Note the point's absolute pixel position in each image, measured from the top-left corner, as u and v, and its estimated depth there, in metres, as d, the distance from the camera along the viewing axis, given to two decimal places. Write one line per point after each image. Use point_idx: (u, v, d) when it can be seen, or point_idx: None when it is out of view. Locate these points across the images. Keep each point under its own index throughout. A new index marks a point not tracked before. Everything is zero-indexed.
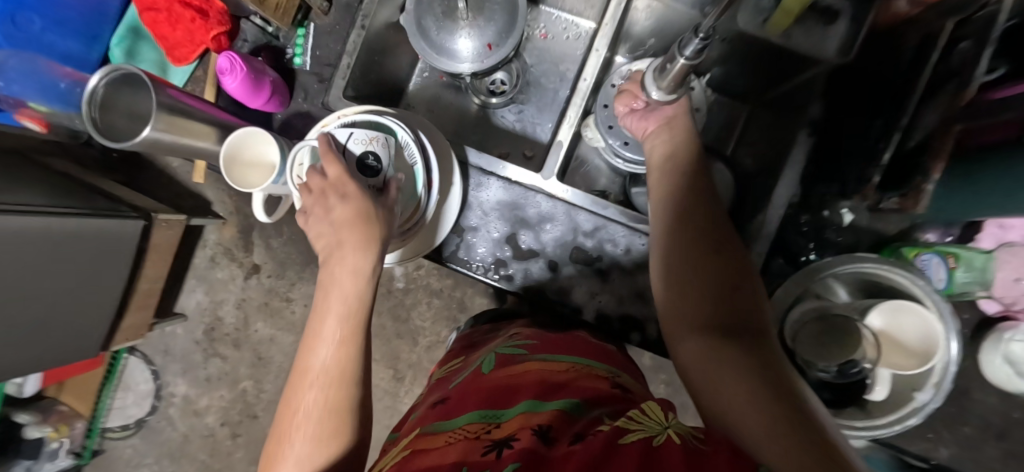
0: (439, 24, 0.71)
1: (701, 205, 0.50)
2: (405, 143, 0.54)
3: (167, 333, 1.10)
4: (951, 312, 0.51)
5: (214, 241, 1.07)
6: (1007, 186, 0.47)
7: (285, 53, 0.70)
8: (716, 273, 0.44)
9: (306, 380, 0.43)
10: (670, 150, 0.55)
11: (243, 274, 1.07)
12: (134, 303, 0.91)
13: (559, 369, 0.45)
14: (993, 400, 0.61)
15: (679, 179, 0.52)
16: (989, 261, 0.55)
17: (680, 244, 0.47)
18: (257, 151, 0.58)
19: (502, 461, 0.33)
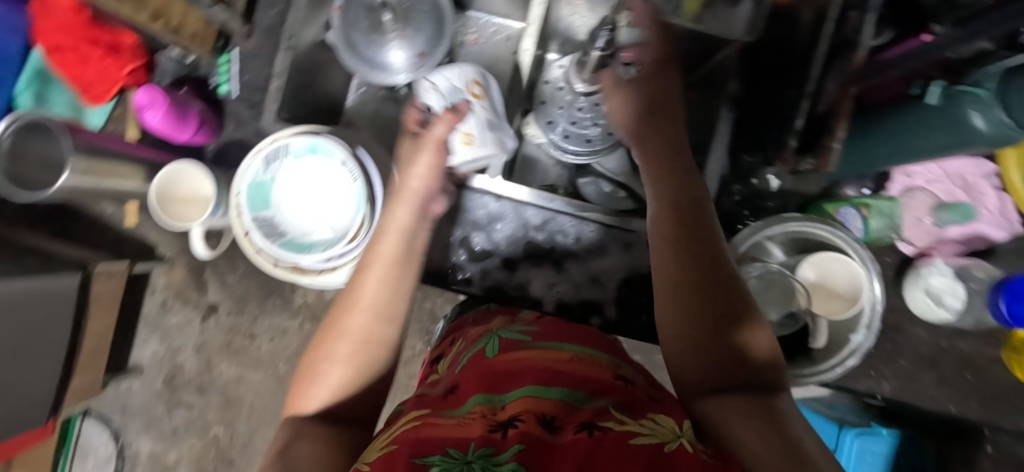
0: (367, 38, 0.72)
1: (694, 216, 0.45)
2: (343, 160, 0.56)
3: (124, 389, 1.04)
4: (870, 257, 0.56)
5: (164, 285, 1.03)
6: (900, 139, 0.51)
7: (210, 82, 0.68)
8: (722, 304, 0.39)
9: (319, 358, 0.43)
10: (648, 151, 0.52)
11: (200, 316, 1.03)
12: (81, 362, 0.86)
13: (564, 360, 0.46)
14: (923, 332, 0.67)
15: (671, 190, 0.47)
16: (894, 206, 0.63)
17: (676, 269, 0.42)
18: (190, 186, 0.59)
19: (506, 440, 0.34)
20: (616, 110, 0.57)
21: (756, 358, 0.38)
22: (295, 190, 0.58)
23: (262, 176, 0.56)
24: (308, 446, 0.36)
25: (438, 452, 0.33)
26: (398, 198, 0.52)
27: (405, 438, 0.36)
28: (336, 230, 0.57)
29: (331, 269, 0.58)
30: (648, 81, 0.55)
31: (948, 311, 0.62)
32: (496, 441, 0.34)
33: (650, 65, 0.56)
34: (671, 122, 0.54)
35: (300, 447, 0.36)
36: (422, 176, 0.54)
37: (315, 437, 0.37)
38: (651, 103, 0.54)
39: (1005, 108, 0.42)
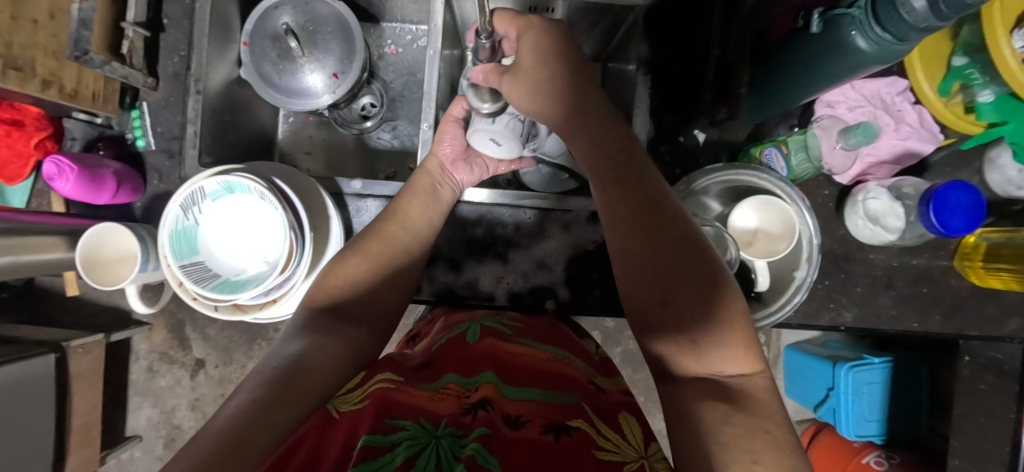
0: (278, 67, 0.72)
1: (648, 198, 0.42)
2: (261, 193, 0.55)
3: (127, 460, 1.04)
4: (797, 194, 0.57)
5: (146, 349, 1.02)
6: (797, 78, 0.51)
7: (126, 138, 0.68)
8: (691, 292, 0.37)
9: (337, 272, 0.48)
10: (573, 135, 0.46)
11: (189, 374, 1.03)
12: (73, 443, 0.86)
13: (541, 357, 0.44)
14: (873, 256, 0.67)
15: (615, 168, 0.44)
16: (806, 137, 0.61)
17: (639, 261, 0.40)
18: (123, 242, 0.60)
19: (473, 419, 0.33)
20: (518, 104, 0.46)
21: (732, 346, 0.36)
22: (224, 231, 0.57)
23: (183, 223, 0.54)
24: (319, 346, 0.40)
25: (410, 417, 0.32)
26: (428, 162, 0.58)
27: (379, 396, 0.35)
28: (271, 263, 0.57)
29: (272, 303, 0.57)
30: (540, 54, 0.44)
31: (888, 232, 0.63)
32: (462, 423, 0.32)
33: (532, 41, 0.45)
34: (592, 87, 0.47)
35: (309, 343, 0.40)
36: (446, 140, 0.58)
37: (325, 341, 0.41)
38: (560, 82, 0.45)
39: (881, 25, 0.42)
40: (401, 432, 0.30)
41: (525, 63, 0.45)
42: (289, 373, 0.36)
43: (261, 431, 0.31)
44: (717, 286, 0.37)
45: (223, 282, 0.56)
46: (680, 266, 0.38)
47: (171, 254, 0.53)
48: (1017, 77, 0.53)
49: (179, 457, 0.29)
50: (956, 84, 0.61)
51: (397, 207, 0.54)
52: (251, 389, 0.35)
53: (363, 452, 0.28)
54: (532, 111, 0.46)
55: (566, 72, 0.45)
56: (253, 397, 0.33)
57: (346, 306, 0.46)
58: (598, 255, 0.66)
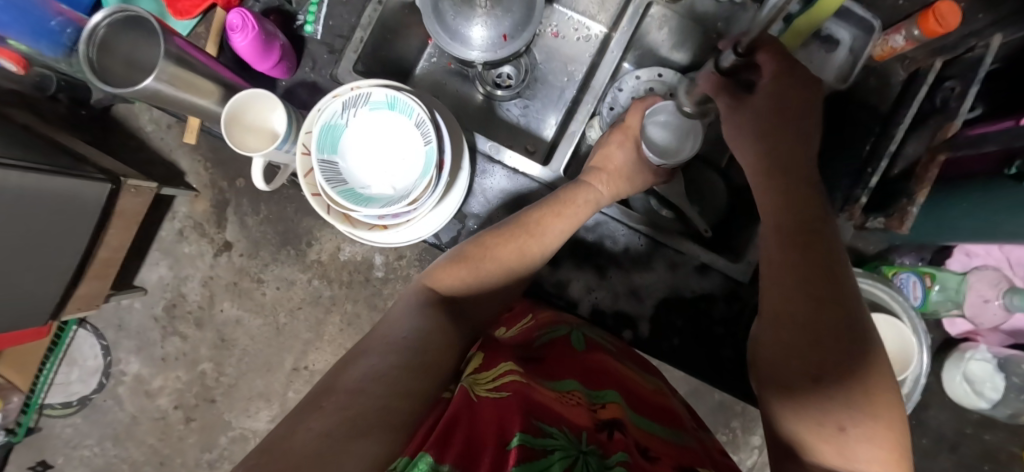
0: (455, 9, 0.72)
1: (823, 275, 0.40)
2: (419, 121, 0.55)
3: (124, 307, 1.05)
4: (922, 327, 0.56)
5: (184, 214, 1.03)
6: (993, 215, 0.50)
7: (296, 19, 0.68)
8: (849, 386, 0.37)
9: (477, 260, 0.50)
10: (772, 185, 0.45)
11: (213, 251, 1.03)
12: (92, 274, 0.86)
13: (648, 389, 0.45)
14: (948, 415, 0.65)
15: (798, 237, 0.42)
16: (962, 282, 0.60)
17: (798, 334, 0.39)
18: (270, 103, 0.59)
19: (613, 440, 0.33)
20: (738, 129, 0.48)
21: (881, 449, 0.36)
22: (364, 142, 0.57)
23: (337, 120, 0.55)
24: (442, 325, 0.43)
25: (555, 424, 0.32)
26: (579, 191, 0.58)
27: (519, 390, 0.35)
28: (398, 191, 0.57)
29: (381, 228, 0.58)
30: (772, 103, 0.46)
31: (983, 399, 0.61)
32: (602, 442, 0.32)
33: (777, 80, 0.46)
34: (797, 140, 0.45)
35: (426, 322, 0.42)
36: (597, 180, 0.62)
37: (446, 320, 0.44)
38: (765, 126, 0.46)
39: None
40: (549, 439, 0.29)
41: (755, 100, 0.47)
42: (416, 350, 0.38)
43: (404, 400, 0.34)
44: (875, 380, 0.37)
45: (348, 190, 0.56)
46: (839, 357, 0.38)
47: (315, 145, 0.54)
48: None
49: (325, 409, 0.31)
50: None
51: (537, 219, 0.53)
52: (384, 353, 0.37)
53: (520, 450, 0.28)
54: (739, 142, 0.49)
55: (795, 108, 0.46)
56: (387, 365, 0.36)
57: (460, 297, 0.48)
58: (690, 305, 0.65)
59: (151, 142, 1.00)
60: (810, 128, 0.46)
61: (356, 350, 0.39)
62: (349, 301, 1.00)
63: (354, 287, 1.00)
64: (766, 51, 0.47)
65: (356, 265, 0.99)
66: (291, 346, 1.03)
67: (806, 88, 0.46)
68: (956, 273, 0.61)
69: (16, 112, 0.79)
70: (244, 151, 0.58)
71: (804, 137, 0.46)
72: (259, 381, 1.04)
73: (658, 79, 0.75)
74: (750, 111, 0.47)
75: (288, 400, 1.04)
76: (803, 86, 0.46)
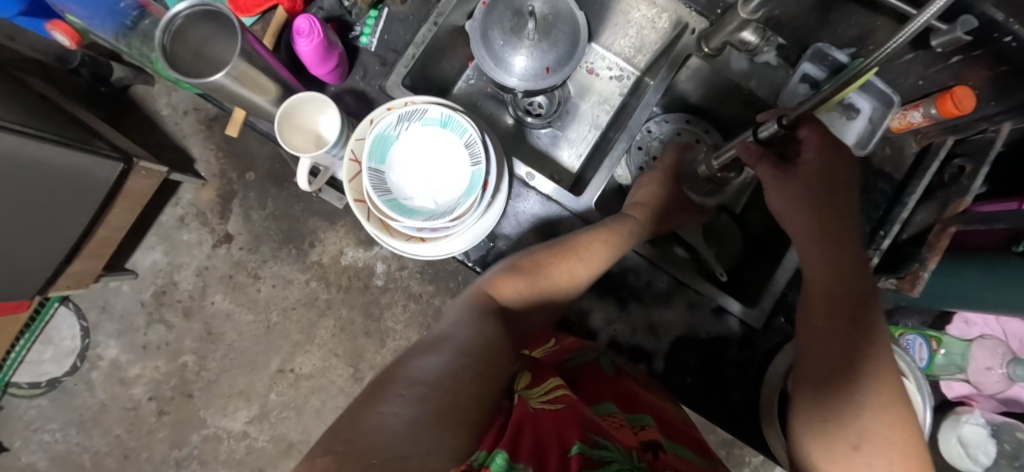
0: (504, 37, 0.75)
1: (862, 331, 0.43)
2: (470, 141, 0.57)
3: (111, 289, 1.03)
4: (927, 388, 0.58)
5: (188, 200, 1.03)
6: (1001, 278, 0.53)
7: (353, 30, 0.70)
8: (886, 443, 0.39)
9: (533, 276, 0.53)
10: (811, 247, 0.47)
11: (212, 242, 1.02)
12: (88, 252, 0.84)
13: (681, 420, 0.46)
14: None
15: (841, 301, 0.44)
16: (967, 349, 0.64)
17: (831, 396, 0.41)
18: (323, 108, 0.61)
19: (661, 458, 0.33)
20: (781, 197, 0.49)
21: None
22: (413, 154, 0.59)
23: (390, 130, 0.56)
24: (498, 329, 0.45)
25: (608, 438, 0.32)
26: (621, 226, 0.61)
27: (572, 404, 0.36)
28: (440, 206, 0.58)
29: (418, 240, 0.58)
30: (820, 175, 0.48)
31: (974, 462, 0.63)
32: (651, 461, 0.32)
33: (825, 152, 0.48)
34: (841, 204, 0.47)
35: (482, 329, 0.43)
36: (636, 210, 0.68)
37: (493, 325, 0.45)
38: (815, 196, 0.47)
39: None
40: (607, 451, 0.30)
41: (803, 171, 0.48)
42: (475, 355, 0.39)
43: (469, 399, 0.34)
44: (908, 440, 0.39)
45: (392, 201, 0.57)
46: (877, 415, 0.39)
47: (369, 151, 0.54)
48: None
49: (401, 394, 0.32)
50: None
51: (584, 245, 0.56)
52: (447, 355, 0.38)
53: (579, 458, 0.29)
54: (781, 205, 0.49)
55: (839, 179, 0.48)
56: (450, 364, 0.37)
57: (515, 309, 0.51)
58: (705, 346, 0.67)
59: (166, 126, 1.00)
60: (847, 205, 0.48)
61: (416, 351, 0.40)
62: (345, 306, 0.99)
63: (353, 292, 0.99)
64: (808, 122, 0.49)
65: (356, 271, 0.98)
66: (279, 347, 1.01)
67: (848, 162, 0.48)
68: (962, 340, 0.64)
69: (44, 82, 0.79)
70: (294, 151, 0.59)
71: (844, 211, 0.48)
72: (242, 379, 1.02)
73: (686, 126, 0.80)
74: (797, 182, 0.48)
75: (268, 402, 1.01)
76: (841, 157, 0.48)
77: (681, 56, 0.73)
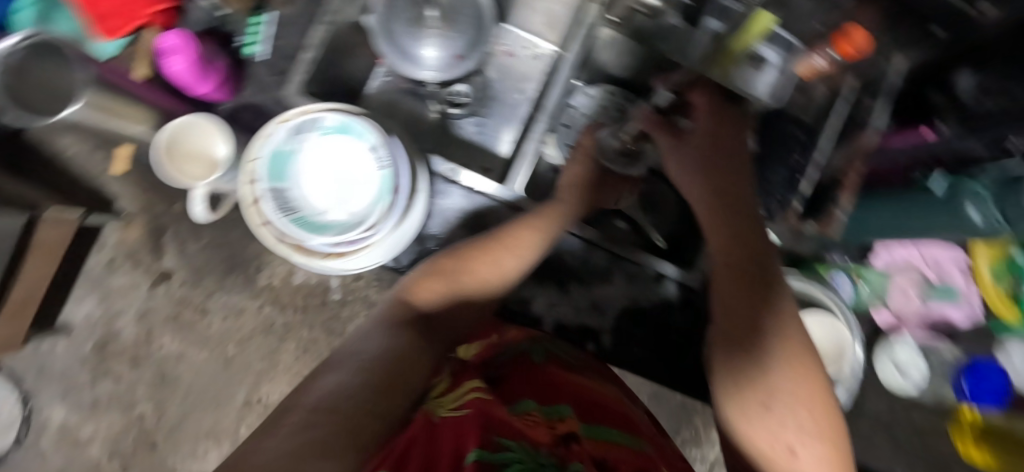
0: (407, 30, 0.72)
1: (766, 294, 0.44)
2: (373, 145, 0.54)
3: (46, 349, 0.96)
4: (855, 322, 0.61)
5: (114, 243, 0.95)
6: (902, 209, 0.58)
7: (235, 41, 0.65)
8: (799, 402, 0.39)
9: (449, 276, 0.50)
10: (712, 217, 0.50)
11: (148, 282, 0.95)
12: (4, 316, 0.77)
13: (616, 398, 0.46)
14: (881, 399, 0.71)
15: (741, 270, 0.46)
16: (885, 280, 0.69)
17: (744, 358, 0.42)
18: (214, 131, 0.58)
19: (572, 451, 0.33)
20: (679, 165, 0.55)
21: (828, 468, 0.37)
22: (316, 164, 0.57)
23: (284, 146, 0.53)
24: (412, 340, 0.43)
25: (515, 438, 0.32)
26: (544, 214, 0.58)
27: (480, 407, 0.35)
28: (353, 215, 0.56)
29: (336, 256, 0.55)
30: (708, 139, 0.54)
31: (909, 383, 0.69)
32: (560, 456, 0.32)
33: (711, 119, 0.55)
34: (735, 171, 0.52)
35: (393, 341, 0.42)
36: (574, 186, 0.62)
37: (410, 336, 0.43)
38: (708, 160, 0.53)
39: (1000, 205, 0.49)
40: (508, 452, 0.30)
41: (694, 138, 0.54)
42: (384, 369, 0.38)
43: (367, 417, 0.33)
44: (816, 395, 0.40)
45: (302, 218, 0.55)
46: (787, 372, 0.40)
47: (262, 171, 0.52)
48: None
49: (284, 427, 0.30)
50: (1011, 274, 0.63)
51: (512, 236, 0.54)
52: (352, 372, 0.37)
53: (476, 465, 0.29)
54: (683, 175, 0.54)
55: (730, 145, 0.53)
56: (354, 381, 0.36)
57: (435, 312, 0.48)
58: (651, 316, 0.67)
59: (74, 166, 0.92)
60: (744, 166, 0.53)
61: (323, 370, 0.38)
62: (304, 327, 0.96)
63: (311, 312, 0.96)
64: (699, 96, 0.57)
65: (312, 289, 0.95)
66: (242, 379, 0.96)
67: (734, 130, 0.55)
68: (880, 272, 0.69)
69: None
70: (186, 181, 0.56)
71: (738, 172, 0.52)
72: (208, 418, 0.96)
73: (609, 96, 0.77)
74: (692, 147, 0.54)
75: (240, 436, 0.95)
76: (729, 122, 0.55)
77: (591, 29, 0.73)
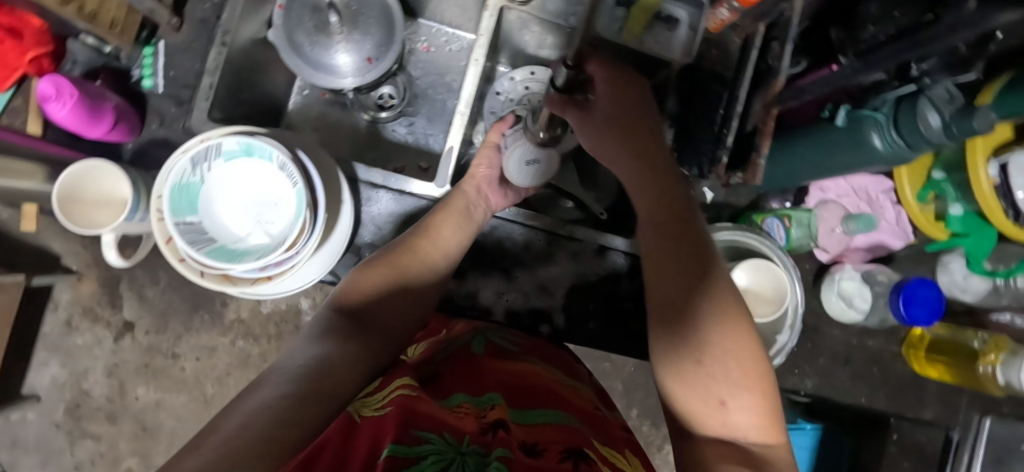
0: (311, 39, 0.70)
1: (696, 255, 0.44)
2: (282, 163, 0.53)
3: (15, 421, 0.92)
4: (791, 264, 0.63)
5: (69, 301, 0.91)
6: (814, 154, 0.56)
7: (131, 75, 0.65)
8: (730, 354, 0.40)
9: (377, 267, 0.52)
10: (635, 180, 0.49)
11: (112, 336, 0.92)
12: None
13: (550, 379, 0.47)
14: (837, 332, 0.72)
15: (669, 222, 0.47)
16: (811, 217, 0.68)
17: (675, 316, 0.43)
18: (106, 175, 0.56)
19: (499, 437, 0.34)
20: (591, 136, 0.51)
21: (757, 415, 0.39)
22: (229, 191, 0.56)
23: (189, 177, 0.52)
24: (341, 346, 0.43)
25: (435, 430, 0.32)
26: (450, 202, 0.59)
27: (404, 403, 0.35)
28: (274, 237, 0.56)
29: (265, 279, 0.55)
30: (616, 106, 0.49)
31: (857, 312, 0.69)
32: (484, 442, 0.33)
33: (612, 85, 0.50)
34: (652, 128, 0.50)
35: (323, 350, 0.42)
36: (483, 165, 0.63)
37: (344, 347, 0.43)
38: (615, 131, 0.49)
39: (899, 132, 0.49)
40: (426, 445, 0.31)
41: (598, 106, 0.49)
42: (310, 377, 0.37)
43: (286, 428, 0.31)
44: (746, 343, 0.41)
45: (218, 248, 0.54)
46: (715, 321, 0.41)
47: (169, 207, 0.50)
48: (989, 201, 0.57)
49: (201, 449, 0.29)
50: (931, 194, 0.68)
51: (433, 225, 0.56)
52: (277, 385, 0.36)
53: (389, 461, 0.29)
54: (598, 145, 0.51)
55: (640, 103, 0.50)
56: (279, 393, 0.35)
57: (364, 311, 0.49)
58: (599, 288, 0.68)
59: (9, 229, 0.88)
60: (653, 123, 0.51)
61: (248, 388, 0.37)
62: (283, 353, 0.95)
63: (285, 338, 0.95)
64: (594, 61, 0.50)
65: (282, 315, 0.95)
66: None
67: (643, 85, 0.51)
68: (805, 209, 0.69)
69: None
70: (90, 229, 0.56)
71: (651, 127, 0.51)
72: None
73: (532, 78, 0.79)
74: (598, 118, 0.50)
75: None
76: (634, 90, 0.50)
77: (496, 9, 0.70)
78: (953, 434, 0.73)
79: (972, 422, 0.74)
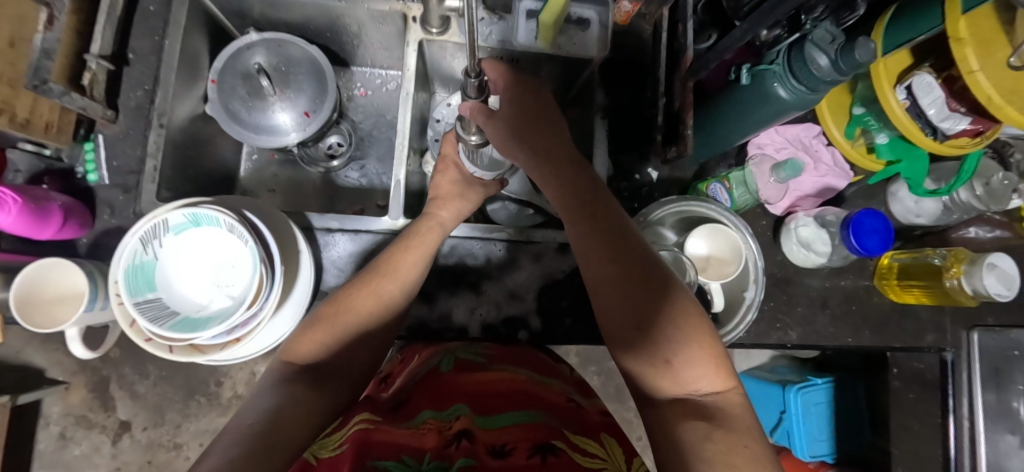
0: (247, 104, 0.73)
1: (617, 230, 0.47)
2: (231, 224, 0.54)
3: None
4: (741, 221, 0.64)
5: (60, 413, 0.86)
6: (732, 115, 0.59)
7: (75, 172, 0.67)
8: (666, 316, 0.42)
9: (334, 310, 0.50)
10: (543, 175, 0.54)
11: (111, 439, 0.88)
12: None
13: (518, 380, 0.49)
14: (808, 280, 0.74)
15: (585, 201, 0.50)
16: (745, 174, 0.70)
17: (609, 290, 0.44)
18: (54, 275, 0.58)
19: (457, 449, 0.36)
20: (497, 140, 0.56)
21: (704, 365, 0.40)
22: (185, 264, 0.57)
23: (141, 257, 0.53)
24: (305, 389, 0.44)
25: (392, 458, 0.35)
26: (423, 229, 0.58)
27: (358, 439, 0.38)
28: (236, 299, 0.57)
29: (234, 342, 0.55)
30: (519, 112, 0.56)
31: (819, 256, 0.71)
32: (445, 456, 0.35)
33: (511, 99, 0.57)
34: (554, 125, 0.56)
35: (283, 395, 0.42)
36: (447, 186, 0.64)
37: (309, 390, 0.44)
38: (518, 134, 0.55)
39: (797, 79, 0.51)
40: None
41: (503, 113, 0.56)
42: (266, 428, 0.38)
43: None
44: (681, 305, 0.42)
45: (180, 321, 0.54)
46: (639, 290, 0.43)
47: (125, 289, 0.50)
48: (906, 124, 0.60)
49: None
50: (858, 129, 0.70)
51: (385, 263, 0.54)
52: (229, 442, 0.36)
53: None
54: (509, 147, 0.56)
55: (533, 108, 0.57)
56: (233, 450, 0.35)
57: (330, 351, 0.48)
58: (568, 284, 0.69)
59: None
60: (555, 122, 0.57)
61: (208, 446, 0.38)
62: None
63: None
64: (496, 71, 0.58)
65: None
66: None
67: (537, 95, 0.58)
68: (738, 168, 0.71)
69: None
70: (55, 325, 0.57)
71: (554, 130, 0.56)
72: None
73: None
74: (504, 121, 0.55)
75: None
76: (530, 97, 0.58)
77: (415, 43, 0.73)
78: (945, 355, 0.74)
79: (961, 339, 0.75)
